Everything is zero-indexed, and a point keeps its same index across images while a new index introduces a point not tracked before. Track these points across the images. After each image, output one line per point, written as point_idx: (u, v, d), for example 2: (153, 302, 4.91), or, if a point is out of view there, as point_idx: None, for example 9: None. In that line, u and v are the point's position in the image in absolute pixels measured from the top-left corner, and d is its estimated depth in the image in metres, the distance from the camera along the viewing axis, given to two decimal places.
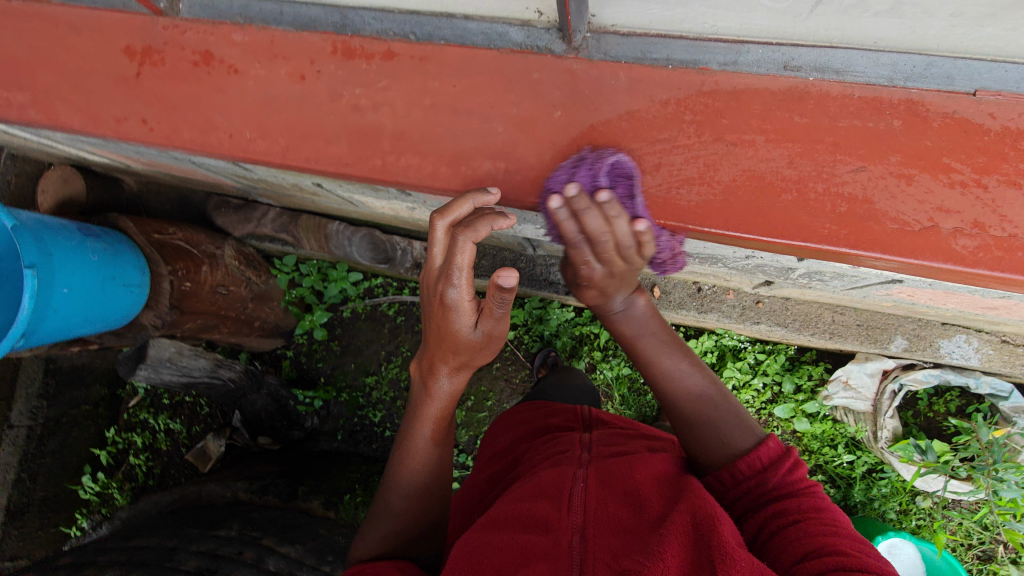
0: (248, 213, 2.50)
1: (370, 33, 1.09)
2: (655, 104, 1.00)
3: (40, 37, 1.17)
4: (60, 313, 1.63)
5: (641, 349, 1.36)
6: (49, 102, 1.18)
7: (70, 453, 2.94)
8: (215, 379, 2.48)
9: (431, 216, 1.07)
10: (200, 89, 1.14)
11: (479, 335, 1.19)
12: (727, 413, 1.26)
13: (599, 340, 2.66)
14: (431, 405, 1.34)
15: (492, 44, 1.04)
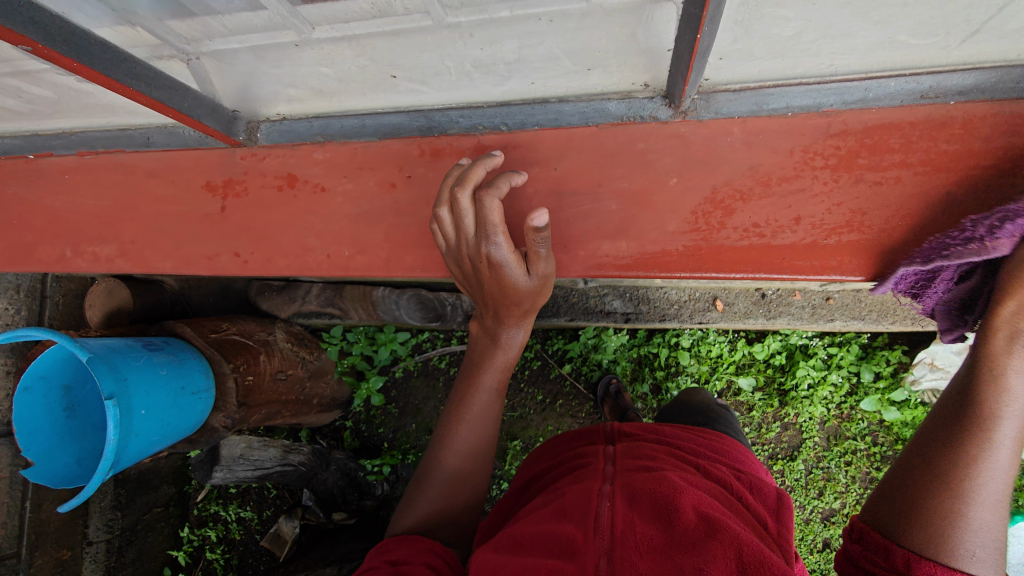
0: (292, 292, 2.51)
1: (460, 130, 1.18)
2: (778, 154, 1.10)
3: (138, 190, 1.30)
4: (140, 436, 1.63)
5: (992, 413, 0.98)
6: (139, 249, 1.32)
7: (148, 559, 2.91)
8: (287, 466, 2.46)
9: (452, 189, 1.03)
10: (294, 211, 1.26)
11: (535, 282, 1.16)
12: (990, 538, 0.94)
13: (659, 360, 2.55)
14: (500, 354, 1.39)
15: (588, 122, 1.14)
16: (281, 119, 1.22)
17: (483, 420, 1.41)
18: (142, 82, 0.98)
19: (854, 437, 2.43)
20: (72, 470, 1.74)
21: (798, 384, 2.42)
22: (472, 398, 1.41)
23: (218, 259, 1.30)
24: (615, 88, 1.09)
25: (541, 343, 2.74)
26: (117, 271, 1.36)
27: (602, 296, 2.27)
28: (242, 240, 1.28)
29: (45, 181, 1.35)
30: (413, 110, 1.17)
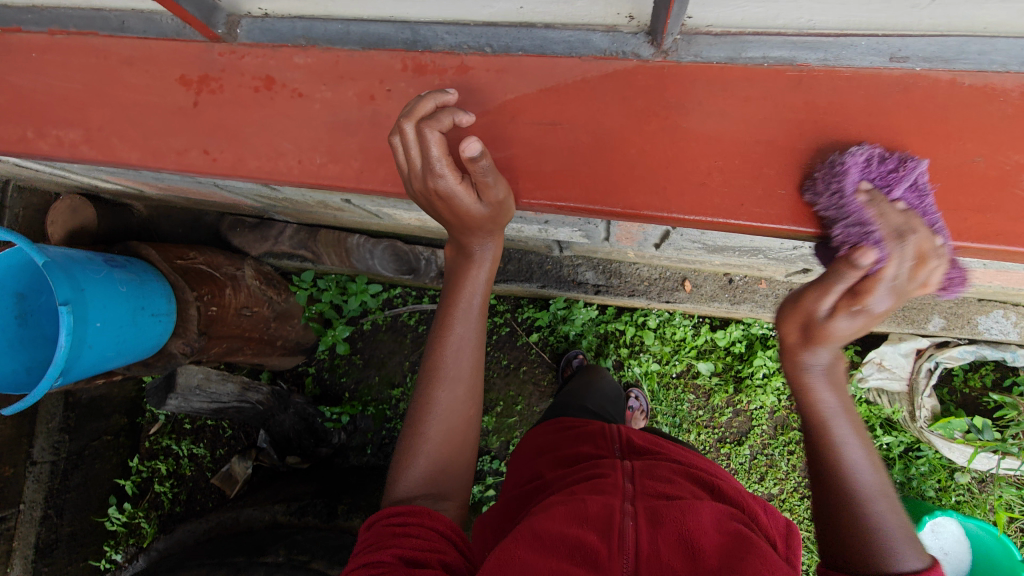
0: (265, 231, 2.47)
1: (443, 48, 1.07)
2: (762, 104, 0.97)
3: (106, 78, 1.18)
4: (93, 348, 1.60)
5: (835, 422, 1.12)
6: (104, 137, 1.18)
7: (93, 486, 2.88)
8: (244, 403, 2.44)
9: (397, 119, 0.96)
10: (266, 114, 1.13)
11: (486, 210, 1.09)
12: (897, 530, 1.06)
13: (624, 337, 2.64)
14: (477, 269, 1.35)
15: (574, 53, 1.03)
16: (263, 16, 1.12)
17: (464, 346, 1.38)
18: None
19: (800, 428, 2.55)
20: (21, 378, 1.71)
21: (754, 373, 2.52)
22: (451, 328, 1.37)
23: (187, 156, 1.16)
24: (597, 19, 0.99)
25: (512, 311, 2.77)
26: (82, 161, 1.20)
27: (575, 267, 2.29)
28: (216, 138, 1.15)
29: (3, 57, 1.22)
30: (399, 21, 1.07)
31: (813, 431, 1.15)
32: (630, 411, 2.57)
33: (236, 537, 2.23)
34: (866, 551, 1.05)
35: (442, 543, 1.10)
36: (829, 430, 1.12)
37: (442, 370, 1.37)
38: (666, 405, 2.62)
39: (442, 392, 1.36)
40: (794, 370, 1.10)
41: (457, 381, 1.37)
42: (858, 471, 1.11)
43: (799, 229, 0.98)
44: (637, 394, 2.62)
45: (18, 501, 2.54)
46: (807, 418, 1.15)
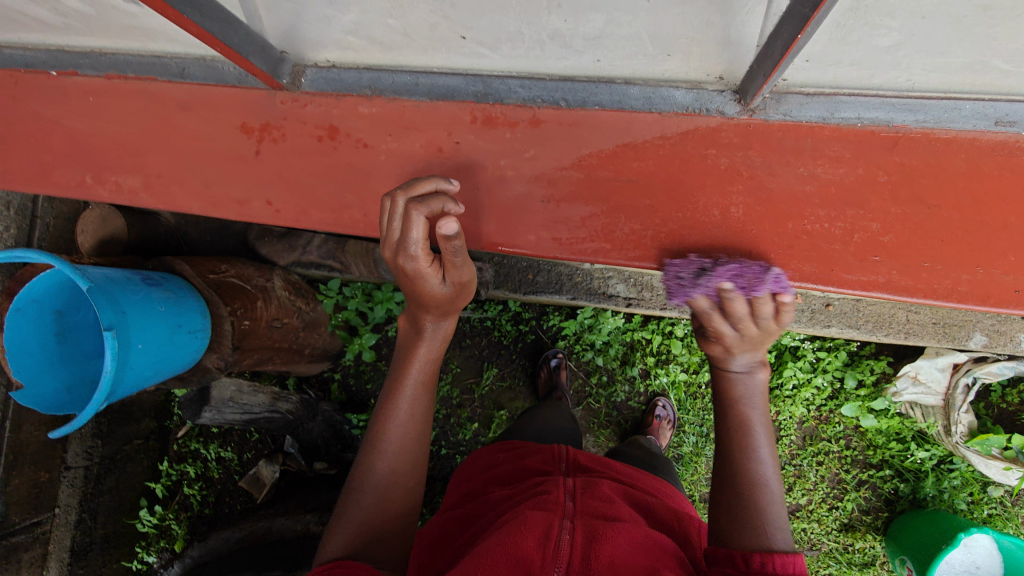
0: (293, 240, 2.46)
1: (516, 101, 1.17)
2: (826, 158, 1.11)
3: (168, 123, 1.26)
4: (134, 369, 1.61)
5: (748, 411, 1.21)
6: (162, 184, 1.29)
7: (125, 489, 2.93)
8: (274, 413, 2.46)
9: (393, 192, 1.09)
10: (330, 161, 1.24)
11: (449, 288, 1.22)
12: (783, 522, 1.10)
13: (651, 346, 2.61)
14: (425, 345, 1.45)
15: (654, 109, 1.14)
16: (329, 67, 1.20)
17: (411, 420, 1.42)
18: (200, 13, 0.93)
19: (829, 440, 2.51)
20: (61, 396, 1.74)
21: (784, 384, 2.48)
22: (401, 397, 1.43)
23: (249, 205, 1.27)
24: (686, 77, 1.10)
25: (537, 318, 2.76)
26: (139, 205, 1.33)
27: (605, 279, 2.28)
28: (276, 187, 1.26)
29: (66, 101, 1.30)
30: (471, 75, 1.16)
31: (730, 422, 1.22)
32: (657, 420, 2.54)
33: (269, 547, 2.29)
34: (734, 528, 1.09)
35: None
36: (740, 418, 1.21)
37: (386, 440, 1.40)
38: (693, 415, 2.62)
39: (385, 460, 1.38)
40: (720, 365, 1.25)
41: (403, 450, 1.40)
42: (767, 465, 1.17)
43: (861, 294, 1.13)
44: (664, 404, 2.60)
45: (53, 505, 2.60)
46: (723, 410, 1.25)
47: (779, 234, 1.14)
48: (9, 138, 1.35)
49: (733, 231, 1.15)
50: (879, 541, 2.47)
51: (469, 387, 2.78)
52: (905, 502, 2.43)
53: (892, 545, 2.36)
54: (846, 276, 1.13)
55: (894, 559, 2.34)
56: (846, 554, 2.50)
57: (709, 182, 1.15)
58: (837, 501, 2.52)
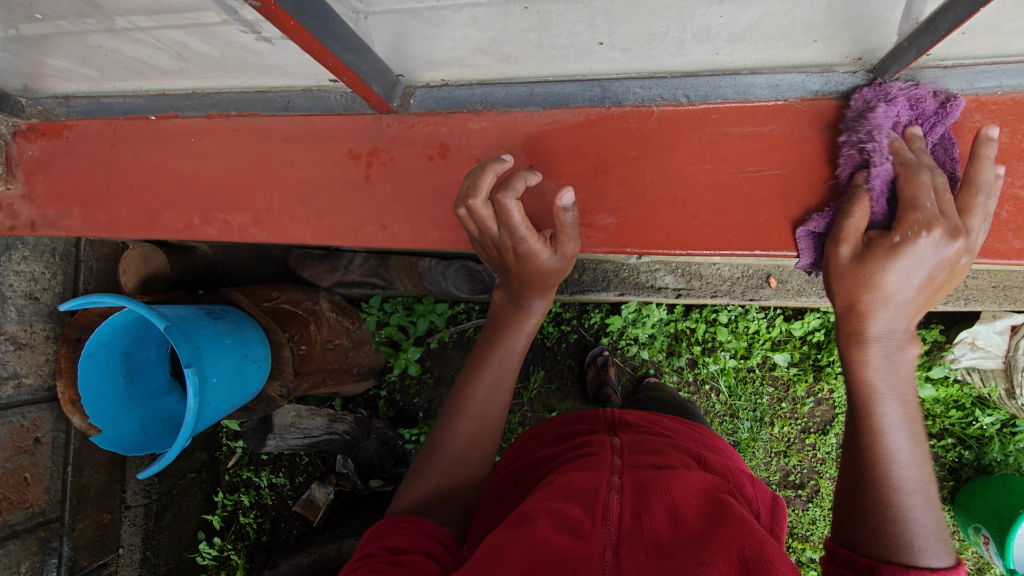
0: (334, 261, 2.49)
1: (635, 101, 1.18)
2: (967, 129, 1.11)
3: (276, 157, 1.31)
4: (212, 404, 1.63)
5: (884, 412, 1.04)
6: (275, 218, 1.32)
7: (183, 523, 2.94)
8: (333, 435, 2.49)
9: (464, 202, 1.06)
10: (437, 178, 1.26)
11: (558, 261, 1.23)
12: (927, 521, 0.97)
13: (697, 335, 2.60)
14: (528, 321, 1.46)
15: (781, 95, 1.15)
16: (440, 85, 1.22)
17: (493, 391, 1.42)
18: (338, 43, 0.96)
19: None
20: (137, 437, 1.78)
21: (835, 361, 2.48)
22: (485, 368, 1.43)
23: (365, 230, 1.29)
24: (816, 60, 1.09)
25: (578, 317, 2.75)
26: (250, 240, 1.37)
27: (653, 272, 2.28)
28: (390, 211, 1.28)
29: (166, 143, 1.36)
30: (589, 80, 1.18)
31: (856, 406, 1.08)
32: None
33: None
34: (881, 539, 0.96)
35: (429, 541, 1.09)
36: (875, 418, 1.05)
37: (464, 409, 1.40)
38: (745, 400, 2.60)
39: (462, 432, 1.38)
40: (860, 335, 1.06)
41: (474, 418, 1.39)
42: (904, 460, 1.02)
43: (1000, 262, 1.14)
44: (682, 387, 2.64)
45: (117, 546, 2.63)
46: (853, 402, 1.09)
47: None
48: (118, 187, 1.40)
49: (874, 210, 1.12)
50: (947, 510, 2.45)
51: (518, 391, 2.78)
52: (970, 469, 2.42)
53: (962, 514, 2.34)
54: (1000, 246, 1.13)
55: (966, 529, 2.32)
56: None
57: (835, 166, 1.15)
58: None
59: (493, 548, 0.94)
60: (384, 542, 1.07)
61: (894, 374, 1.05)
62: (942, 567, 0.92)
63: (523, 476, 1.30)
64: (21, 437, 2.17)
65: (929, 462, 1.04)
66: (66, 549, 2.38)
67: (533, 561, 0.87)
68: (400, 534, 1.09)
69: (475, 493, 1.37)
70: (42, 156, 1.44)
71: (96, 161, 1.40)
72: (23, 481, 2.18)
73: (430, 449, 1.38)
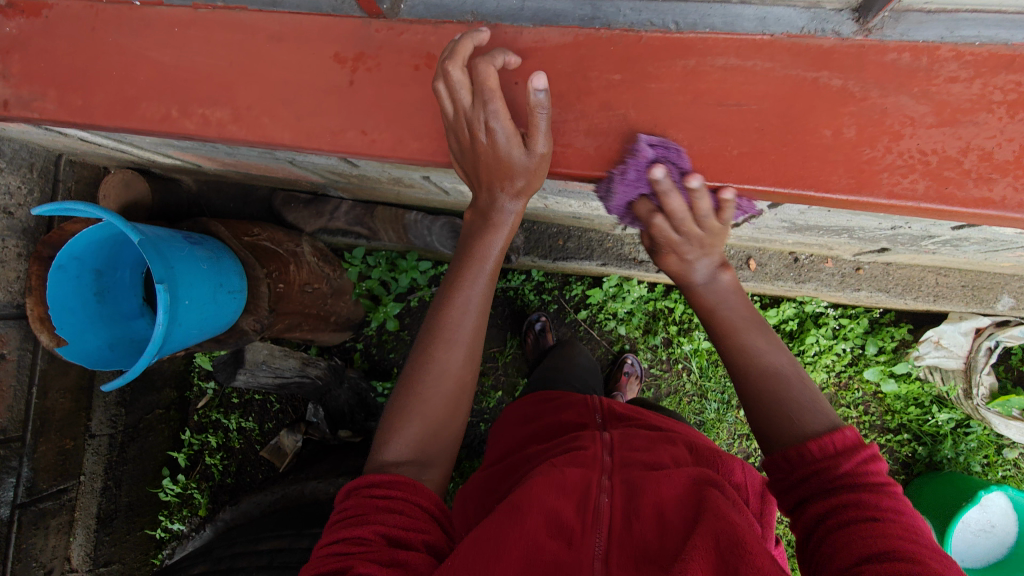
0: (320, 207, 2.46)
1: (623, 25, 1.12)
2: (961, 83, 1.01)
3: (257, 55, 1.24)
4: (181, 326, 1.60)
5: (727, 326, 1.29)
6: (252, 116, 1.26)
7: (147, 458, 2.95)
8: (304, 378, 2.50)
9: (442, 63, 1.06)
10: (425, 89, 1.18)
11: (530, 162, 1.15)
12: (808, 401, 1.15)
13: (674, 315, 2.65)
14: (494, 235, 1.32)
15: (766, 31, 1.07)
16: None
17: (469, 312, 1.32)
18: None
19: (848, 406, 2.54)
20: (104, 353, 1.77)
21: (805, 351, 2.52)
22: (458, 289, 1.32)
23: (344, 136, 1.23)
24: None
25: (560, 288, 2.78)
26: (227, 139, 1.30)
27: (636, 244, 2.30)
28: (372, 117, 1.21)
29: (152, 32, 1.29)
30: None
31: (716, 334, 1.31)
32: (625, 375, 2.65)
33: (305, 508, 2.33)
34: (780, 430, 1.13)
35: (426, 524, 1.10)
36: (724, 333, 1.29)
37: (450, 332, 1.31)
38: (715, 382, 2.66)
39: (446, 352, 1.30)
40: (687, 287, 1.37)
41: (454, 343, 1.31)
42: (765, 355, 1.23)
43: (956, 211, 1.03)
44: (632, 359, 2.69)
45: (79, 473, 2.59)
46: (710, 329, 1.33)
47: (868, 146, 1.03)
48: (93, 72, 1.33)
49: (844, 152, 1.04)
50: None
51: (493, 355, 2.81)
52: (922, 465, 2.50)
53: None
54: (960, 193, 1.01)
55: None
56: None
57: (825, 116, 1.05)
58: None
59: (487, 539, 0.98)
60: (379, 527, 1.06)
61: (720, 299, 1.32)
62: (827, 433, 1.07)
63: (513, 471, 1.40)
64: None
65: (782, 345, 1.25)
66: (26, 469, 2.34)
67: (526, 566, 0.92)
68: (396, 515, 1.09)
69: (445, 438, 1.31)
70: (19, 35, 1.35)
71: (69, 45, 1.33)
72: None
73: (413, 375, 1.32)
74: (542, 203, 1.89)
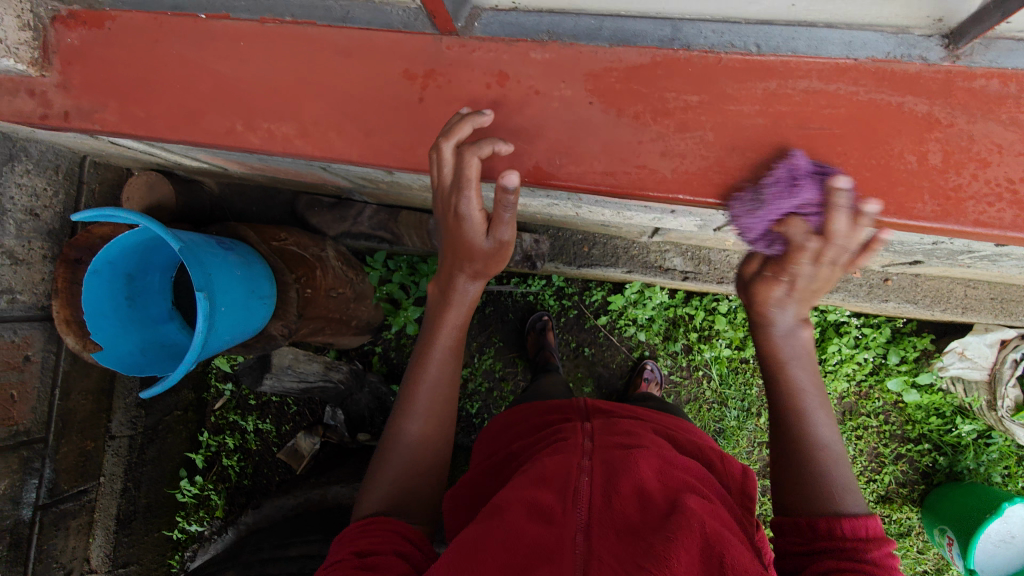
0: (344, 211, 2.46)
1: (704, 46, 1.13)
2: None
3: (323, 69, 1.26)
4: (218, 333, 1.60)
5: (789, 379, 1.21)
6: (319, 131, 1.28)
7: (165, 459, 2.95)
8: (327, 383, 2.53)
9: (437, 141, 1.15)
10: (495, 108, 1.21)
11: (491, 244, 1.31)
12: (847, 483, 1.13)
13: (695, 322, 2.65)
14: (454, 310, 1.47)
15: (852, 55, 1.09)
16: (509, 8, 1.17)
17: (439, 383, 1.49)
18: None
19: (868, 415, 2.55)
20: (135, 358, 1.78)
21: (826, 359, 2.52)
22: (428, 359, 1.48)
23: (413, 152, 1.25)
24: (892, 21, 1.04)
25: (580, 293, 2.78)
26: (291, 154, 1.32)
27: (662, 253, 2.31)
28: (442, 134, 1.24)
29: (215, 45, 1.30)
30: (662, 18, 1.12)
31: (775, 382, 1.23)
32: (645, 382, 2.62)
33: (327, 513, 2.33)
34: (811, 502, 1.11)
35: (398, 539, 1.20)
36: (789, 385, 1.21)
37: (414, 403, 1.48)
38: (734, 390, 2.65)
39: (414, 424, 1.46)
40: (762, 326, 1.23)
41: (429, 386, 1.48)
42: (814, 424, 1.19)
43: None
44: (653, 366, 2.67)
45: (99, 474, 2.59)
46: (770, 375, 1.24)
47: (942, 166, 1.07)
48: (153, 84, 1.34)
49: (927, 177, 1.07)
50: (916, 512, 2.53)
51: (512, 360, 2.80)
52: (942, 475, 2.49)
53: (930, 516, 2.42)
54: None
55: (932, 530, 2.40)
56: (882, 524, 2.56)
57: (891, 134, 1.08)
58: (874, 474, 2.56)
59: (473, 541, 1.01)
60: (354, 546, 1.18)
61: (794, 342, 1.21)
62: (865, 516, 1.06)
63: (499, 468, 1.43)
64: (11, 353, 2.12)
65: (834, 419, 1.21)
66: (49, 470, 2.34)
67: (510, 555, 0.94)
68: (371, 535, 1.21)
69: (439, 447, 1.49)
70: (86, 46, 1.36)
71: (129, 54, 1.34)
72: (9, 398, 2.14)
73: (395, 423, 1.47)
74: (575, 212, 1.90)
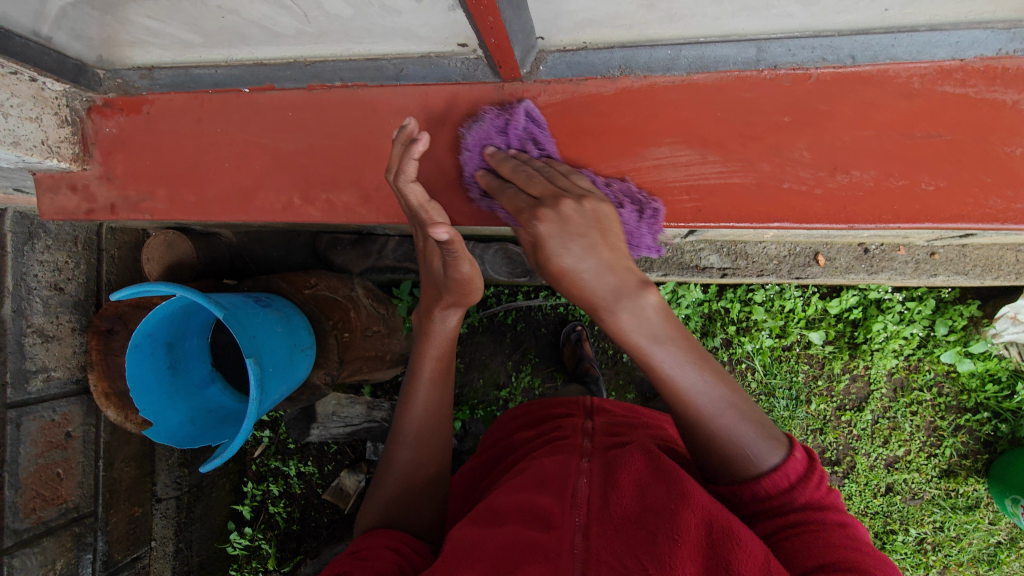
0: (367, 247, 2.44)
1: (791, 64, 1.14)
2: None
3: (381, 131, 1.31)
4: (270, 392, 1.57)
5: (657, 356, 1.07)
6: (379, 196, 1.35)
7: (213, 515, 2.91)
8: (373, 423, 2.50)
9: (383, 176, 1.19)
10: (560, 151, 1.26)
11: (457, 279, 1.29)
12: (752, 434, 1.03)
13: (732, 314, 2.54)
14: (431, 345, 1.41)
15: (959, 56, 1.09)
16: (576, 49, 1.17)
17: (428, 414, 1.43)
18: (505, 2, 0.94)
19: (920, 389, 2.50)
20: (187, 428, 1.75)
21: (872, 338, 2.46)
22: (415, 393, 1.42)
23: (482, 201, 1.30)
24: (1004, 18, 1.02)
25: None
26: (356, 221, 1.38)
27: (697, 252, 2.29)
28: None
29: (263, 119, 1.36)
30: (747, 41, 1.11)
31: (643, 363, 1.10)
32: None
33: None
34: (729, 470, 1.04)
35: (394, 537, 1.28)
36: (655, 365, 1.07)
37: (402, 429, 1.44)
38: (781, 378, 2.54)
39: (403, 452, 1.42)
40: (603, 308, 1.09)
41: (416, 418, 1.43)
42: (700, 392, 1.06)
43: None
44: None
45: (150, 539, 2.58)
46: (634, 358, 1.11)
47: (1011, 151, 1.11)
48: (207, 166, 1.42)
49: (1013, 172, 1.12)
50: (983, 483, 2.47)
51: (551, 375, 2.75)
52: (1005, 442, 2.44)
53: (998, 486, 2.35)
54: None
55: (1003, 501, 2.32)
56: (949, 499, 2.50)
57: (948, 130, 1.12)
58: (934, 448, 2.51)
59: (463, 552, 0.98)
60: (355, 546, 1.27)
61: (643, 321, 1.07)
62: (782, 464, 1.00)
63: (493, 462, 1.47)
64: (52, 432, 2.10)
65: (720, 371, 1.09)
66: (101, 542, 2.33)
67: (506, 552, 0.92)
68: (371, 536, 1.29)
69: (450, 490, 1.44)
70: (143, 131, 1.42)
71: (182, 137, 1.41)
72: (56, 476, 2.11)
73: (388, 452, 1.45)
74: None
